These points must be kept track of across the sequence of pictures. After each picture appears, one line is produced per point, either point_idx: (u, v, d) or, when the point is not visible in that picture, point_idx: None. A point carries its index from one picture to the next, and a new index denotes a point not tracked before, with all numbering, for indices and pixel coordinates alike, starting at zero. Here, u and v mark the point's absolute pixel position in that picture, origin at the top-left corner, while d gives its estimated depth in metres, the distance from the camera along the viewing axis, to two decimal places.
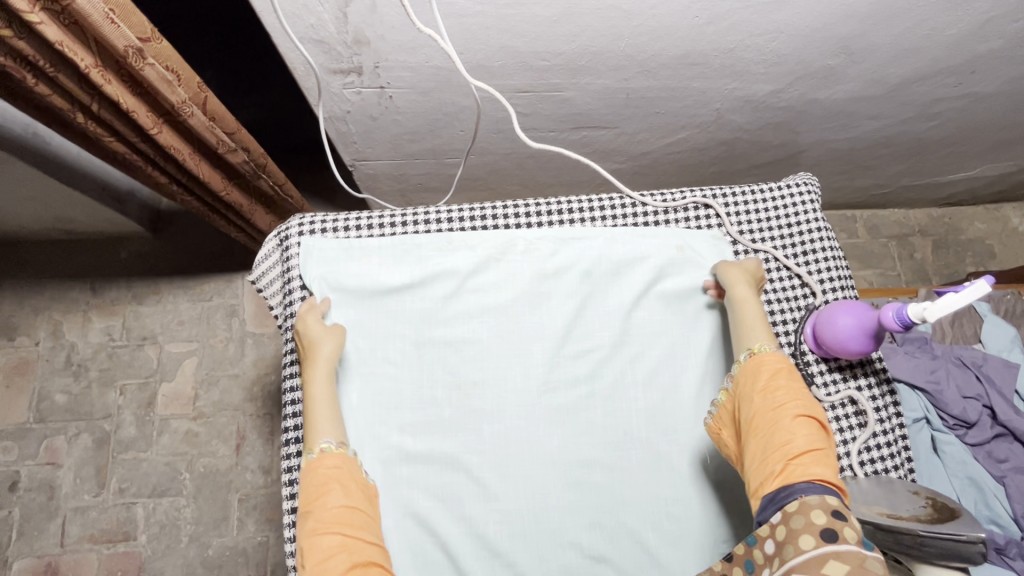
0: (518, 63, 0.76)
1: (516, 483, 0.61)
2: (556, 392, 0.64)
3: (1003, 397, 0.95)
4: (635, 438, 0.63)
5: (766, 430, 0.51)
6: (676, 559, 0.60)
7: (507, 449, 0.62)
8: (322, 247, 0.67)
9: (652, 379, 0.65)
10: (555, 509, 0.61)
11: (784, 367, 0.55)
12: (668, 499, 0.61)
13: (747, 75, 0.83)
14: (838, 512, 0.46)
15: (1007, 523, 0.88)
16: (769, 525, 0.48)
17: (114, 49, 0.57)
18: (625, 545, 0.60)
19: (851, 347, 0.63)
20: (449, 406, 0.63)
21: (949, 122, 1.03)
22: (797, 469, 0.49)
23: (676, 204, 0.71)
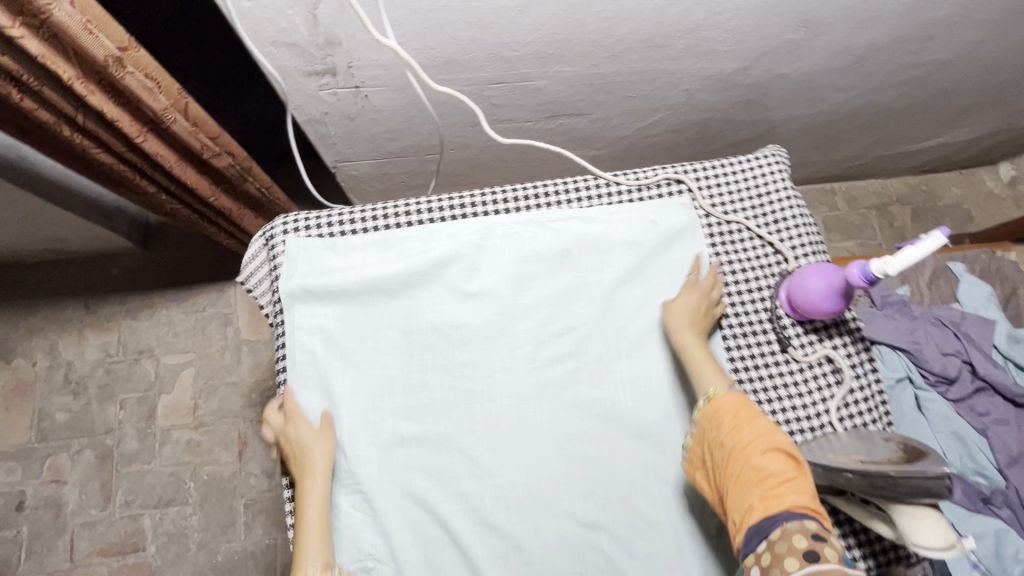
0: (488, 55, 0.77)
1: (509, 460, 0.63)
2: (543, 369, 0.66)
3: (981, 352, 0.99)
4: (623, 408, 0.65)
5: (739, 468, 0.54)
6: (666, 519, 0.63)
7: (499, 426, 0.64)
8: (306, 245, 0.68)
9: (636, 350, 0.67)
10: (548, 481, 0.63)
11: (743, 402, 0.58)
12: (656, 465, 0.64)
13: (712, 54, 0.85)
14: (818, 535, 0.49)
15: (993, 474, 0.93)
16: (756, 556, 0.50)
17: (94, 59, 0.59)
18: (617, 510, 0.63)
19: (821, 307, 0.65)
20: (440, 388, 0.65)
21: (914, 89, 1.06)
22: (774, 500, 0.52)
23: (648, 181, 0.74)
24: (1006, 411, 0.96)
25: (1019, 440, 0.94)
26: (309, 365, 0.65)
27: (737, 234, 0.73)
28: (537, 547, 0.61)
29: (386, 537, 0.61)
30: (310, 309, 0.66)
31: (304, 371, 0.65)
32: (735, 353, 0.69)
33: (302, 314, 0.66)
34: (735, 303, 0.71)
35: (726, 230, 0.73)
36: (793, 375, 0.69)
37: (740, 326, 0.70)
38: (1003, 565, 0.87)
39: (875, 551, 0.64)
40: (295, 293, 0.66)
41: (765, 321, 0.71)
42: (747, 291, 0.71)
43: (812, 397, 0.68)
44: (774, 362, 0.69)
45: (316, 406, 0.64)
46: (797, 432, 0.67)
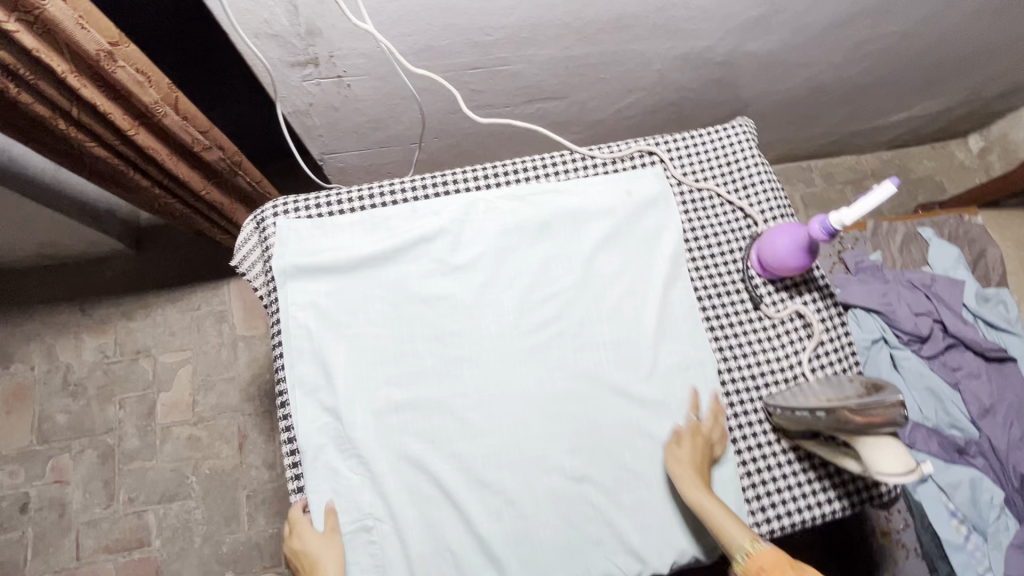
0: (463, 40, 0.81)
1: (498, 421, 0.67)
2: (528, 333, 0.69)
3: (951, 311, 1.03)
4: (605, 368, 0.69)
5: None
6: (651, 470, 0.66)
7: (488, 389, 0.67)
8: (297, 226, 0.71)
9: (616, 314, 0.70)
10: (537, 439, 0.66)
11: (778, 557, 0.61)
12: (639, 420, 0.67)
13: (680, 33, 0.89)
14: None
15: (966, 425, 0.98)
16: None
17: (87, 53, 0.62)
18: (604, 464, 0.66)
19: (790, 266, 0.69)
20: (431, 356, 0.68)
21: (877, 63, 1.10)
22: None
23: (622, 154, 0.77)
24: (977, 365, 1.01)
25: (989, 391, 0.99)
26: (303, 339, 0.68)
27: (708, 201, 0.77)
28: (529, 501, 0.65)
29: (384, 497, 0.64)
30: (302, 286, 0.69)
31: (299, 345, 0.68)
32: (710, 312, 0.73)
33: (295, 291, 0.69)
34: (709, 265, 0.75)
35: (698, 197, 0.77)
36: (766, 330, 0.72)
37: (714, 287, 0.74)
38: (978, 511, 0.93)
39: (849, 491, 0.68)
40: (288, 272, 0.69)
41: (738, 281, 0.74)
42: (719, 253, 0.75)
43: (784, 350, 0.72)
44: (747, 320, 0.73)
45: (312, 377, 0.67)
46: (771, 384, 0.71)
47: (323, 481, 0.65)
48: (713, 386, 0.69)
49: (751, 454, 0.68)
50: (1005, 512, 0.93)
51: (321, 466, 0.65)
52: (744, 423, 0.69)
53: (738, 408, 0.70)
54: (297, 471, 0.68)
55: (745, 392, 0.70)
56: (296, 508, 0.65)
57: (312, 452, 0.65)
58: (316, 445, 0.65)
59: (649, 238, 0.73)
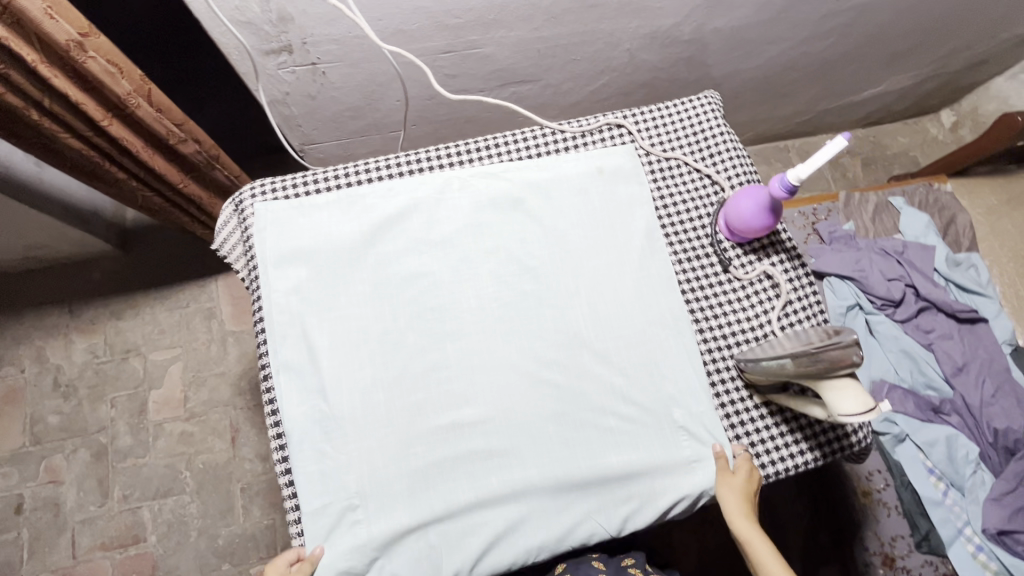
0: (433, 23, 0.83)
1: (481, 391, 0.68)
2: (507, 306, 0.71)
3: (922, 275, 1.06)
4: (584, 338, 0.70)
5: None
6: (636, 435, 0.67)
7: (470, 361, 0.69)
8: (275, 211, 0.72)
9: (595, 284, 0.72)
10: (520, 407, 0.68)
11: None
12: (620, 387, 0.69)
13: (646, 11, 0.91)
14: None
15: (940, 384, 1.01)
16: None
17: (57, 44, 0.64)
18: (587, 430, 0.67)
19: (757, 227, 0.71)
20: (412, 332, 0.69)
21: (843, 37, 1.13)
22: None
23: (591, 127, 0.80)
24: (950, 326, 1.03)
25: (961, 350, 1.02)
26: (288, 324, 0.69)
27: (677, 170, 0.79)
28: (515, 468, 0.66)
29: (371, 472, 0.65)
30: (283, 271, 0.70)
31: (283, 330, 0.69)
32: (683, 276, 0.75)
33: (277, 277, 0.70)
34: (679, 232, 0.77)
35: (666, 166, 0.79)
36: (736, 291, 0.75)
37: (685, 252, 0.76)
38: (955, 468, 0.95)
39: (821, 442, 0.70)
40: (270, 257, 0.70)
41: (707, 246, 0.76)
42: (689, 219, 0.77)
43: (754, 310, 0.74)
44: (718, 282, 0.75)
45: (297, 360, 0.68)
46: (743, 342, 0.73)
47: (311, 463, 0.65)
48: (691, 347, 0.71)
49: (729, 414, 0.70)
50: (981, 467, 0.95)
51: (307, 448, 0.66)
52: (720, 381, 0.71)
53: (713, 368, 0.72)
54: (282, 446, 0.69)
55: (719, 353, 0.72)
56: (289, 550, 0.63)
57: (298, 435, 0.66)
58: (303, 428, 0.66)
59: (621, 207, 0.75)
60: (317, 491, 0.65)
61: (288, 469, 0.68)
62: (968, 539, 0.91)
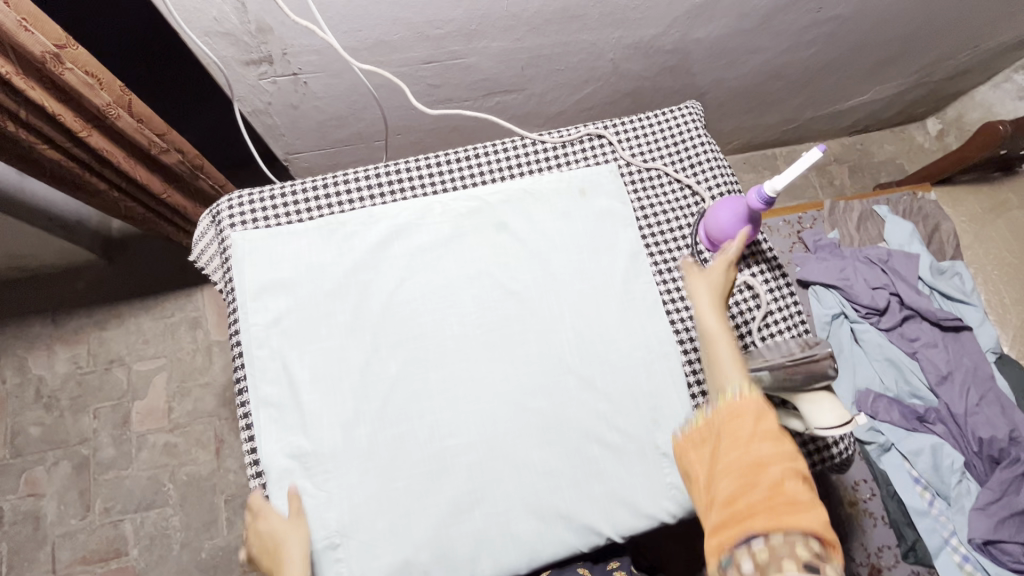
0: (414, 34, 0.83)
1: (464, 419, 0.66)
2: (490, 330, 0.70)
3: (907, 284, 1.06)
4: (568, 362, 0.69)
5: (754, 473, 0.50)
6: (621, 464, 0.67)
7: (454, 390, 0.67)
8: (251, 239, 0.69)
9: (579, 307, 0.71)
10: (506, 436, 0.66)
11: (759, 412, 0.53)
12: (605, 412, 0.68)
13: (628, 22, 0.92)
14: (821, 556, 0.44)
15: (925, 393, 1.01)
16: (745, 557, 0.46)
17: (32, 55, 0.64)
18: (572, 456, 0.66)
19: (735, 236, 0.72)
20: (394, 361, 0.67)
21: (825, 48, 1.13)
22: (782, 510, 0.46)
23: (572, 137, 0.79)
24: (935, 334, 1.03)
25: (946, 359, 1.01)
26: (268, 360, 0.66)
27: (657, 180, 0.79)
28: (499, 502, 0.64)
29: (352, 510, 0.63)
30: (263, 305, 0.68)
31: (263, 364, 0.66)
32: (664, 289, 0.74)
33: (257, 309, 0.67)
34: (660, 243, 0.77)
35: (647, 177, 0.79)
36: None
37: (665, 263, 0.76)
38: (941, 477, 0.95)
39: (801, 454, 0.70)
40: (249, 285, 0.68)
41: (688, 256, 0.76)
42: (669, 231, 0.77)
43: (734, 320, 0.74)
44: None
45: (276, 395, 0.65)
46: None
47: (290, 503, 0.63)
48: (674, 364, 0.70)
49: None
50: (966, 476, 0.95)
51: (288, 485, 0.63)
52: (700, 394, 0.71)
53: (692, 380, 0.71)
54: (257, 469, 0.65)
55: (699, 365, 0.72)
56: (255, 496, 0.62)
57: (277, 475, 0.63)
58: (283, 468, 0.63)
59: (603, 223, 0.75)
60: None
61: (262, 484, 0.65)
62: (954, 550, 0.91)
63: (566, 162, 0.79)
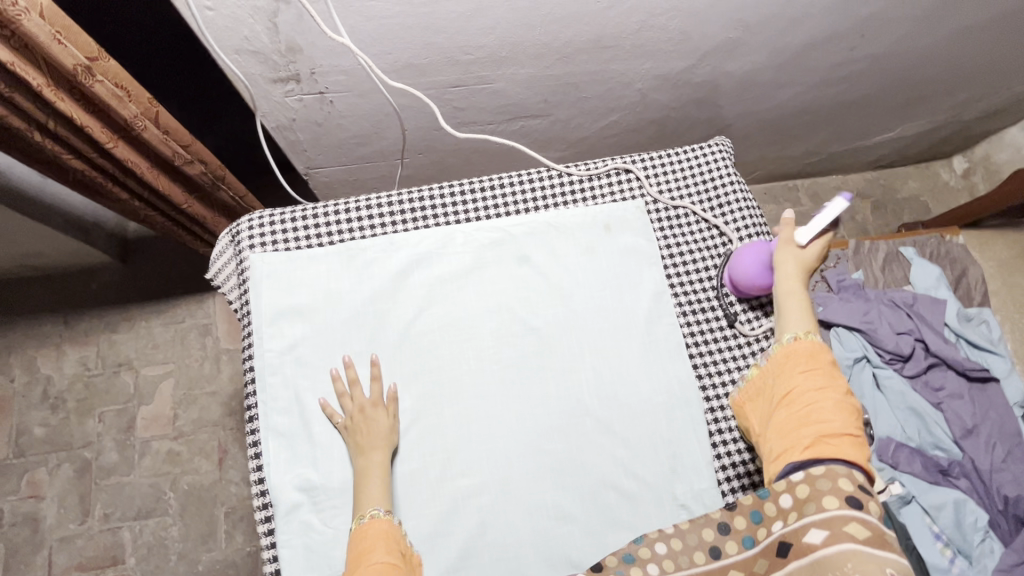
0: (443, 59, 0.82)
1: (477, 459, 0.64)
2: (508, 366, 0.68)
3: (933, 331, 1.03)
4: (587, 404, 0.67)
5: (804, 409, 0.57)
6: (638, 512, 0.64)
7: (469, 427, 0.65)
8: (270, 262, 0.69)
9: (600, 346, 0.70)
10: (520, 478, 0.64)
11: (813, 355, 0.60)
12: (623, 457, 0.66)
13: (658, 53, 0.90)
14: (864, 488, 0.51)
15: (949, 446, 0.97)
16: (790, 481, 0.54)
17: (64, 67, 0.64)
18: (588, 502, 0.64)
19: (769, 288, 0.70)
20: (408, 396, 0.66)
21: (856, 85, 1.12)
22: (826, 445, 0.54)
23: (599, 170, 0.78)
24: (960, 385, 1.01)
25: (972, 412, 0.99)
26: (281, 387, 0.65)
27: (684, 219, 0.77)
28: (510, 547, 0.62)
29: None
30: (279, 330, 0.67)
31: (275, 392, 0.65)
32: (687, 332, 0.72)
33: (273, 335, 0.66)
34: (684, 284, 0.75)
35: (673, 215, 0.77)
36: (740, 348, 0.72)
37: (690, 304, 0.74)
38: (963, 534, 0.92)
39: None
40: (266, 310, 0.67)
41: (713, 299, 0.74)
42: (695, 272, 0.75)
43: None
44: (722, 337, 0.73)
45: (287, 425, 0.64)
46: None
47: (297, 538, 0.61)
48: (696, 412, 0.68)
49: (731, 483, 0.67)
50: (989, 535, 0.92)
51: (295, 520, 0.61)
52: (722, 444, 0.68)
53: (714, 428, 0.69)
54: (263, 501, 0.63)
55: (722, 413, 0.69)
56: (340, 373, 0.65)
57: (286, 508, 0.61)
58: (292, 502, 0.61)
59: (628, 260, 0.73)
60: (300, 568, 0.60)
61: (268, 517, 0.63)
62: None
63: (592, 195, 0.77)
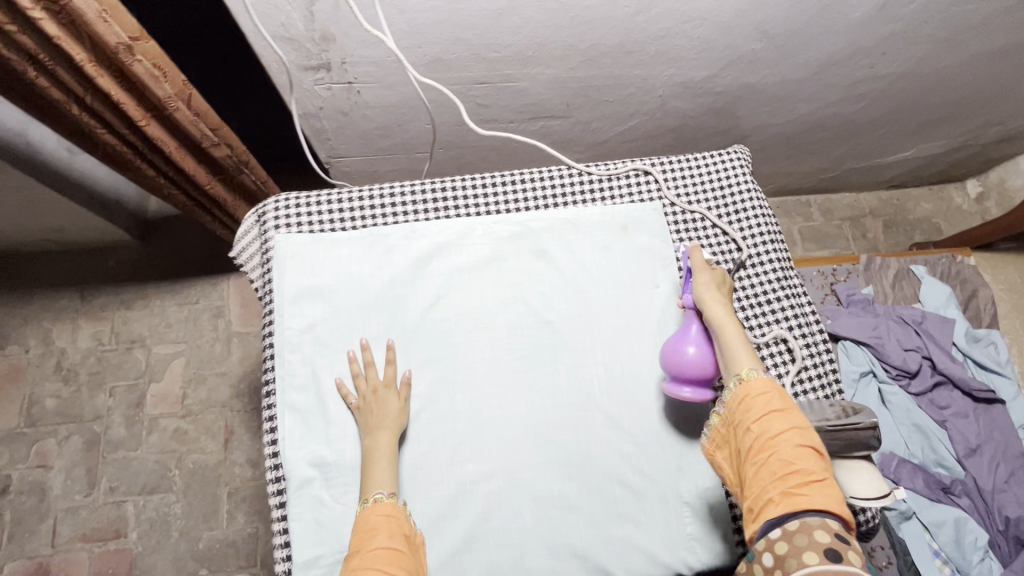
0: (471, 55, 0.84)
1: (486, 445, 0.66)
2: (520, 356, 0.69)
3: (940, 349, 1.04)
4: (597, 400, 0.68)
5: (769, 459, 0.54)
6: (642, 508, 0.65)
7: (479, 414, 0.67)
8: (294, 243, 0.70)
9: (612, 343, 0.71)
10: (527, 467, 0.65)
11: (772, 391, 0.57)
12: (630, 453, 0.67)
13: (681, 61, 0.92)
14: (840, 535, 0.49)
15: (952, 464, 0.98)
16: (769, 540, 0.51)
17: (106, 44, 0.65)
18: (593, 494, 0.65)
19: (706, 352, 0.63)
20: (422, 380, 0.67)
21: (874, 103, 1.13)
22: (798, 497, 0.52)
23: (619, 172, 0.79)
24: (965, 405, 1.01)
25: (976, 431, 0.99)
26: (298, 365, 0.67)
27: (699, 223, 0.78)
28: (515, 533, 0.63)
29: None
30: (300, 309, 0.68)
31: (293, 369, 0.66)
32: None
33: (293, 313, 0.68)
34: None
35: (689, 219, 0.78)
36: None
37: None
38: (962, 553, 0.91)
39: None
40: (288, 289, 0.69)
41: None
42: None
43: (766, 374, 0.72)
44: None
45: (303, 401, 0.66)
46: None
47: (307, 511, 0.62)
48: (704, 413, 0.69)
49: None
50: (988, 555, 0.92)
51: (306, 494, 0.62)
52: None
53: None
54: (276, 473, 0.64)
55: None
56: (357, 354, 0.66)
57: (297, 482, 0.63)
58: (303, 476, 0.63)
59: (643, 261, 0.74)
60: (310, 542, 0.61)
61: (280, 490, 0.64)
62: None
63: (610, 195, 0.79)
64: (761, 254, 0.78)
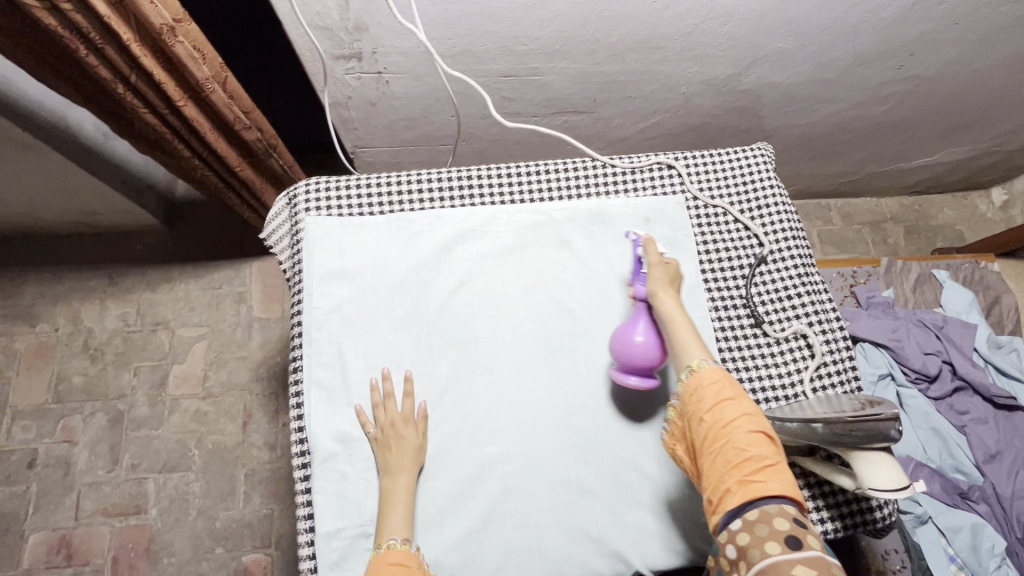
0: (499, 47, 0.85)
1: (506, 428, 0.67)
2: (541, 343, 0.70)
3: (962, 354, 1.03)
4: (615, 387, 0.69)
5: (724, 449, 0.54)
6: (657, 495, 0.66)
7: (499, 399, 0.68)
8: (323, 225, 0.72)
9: None
10: (546, 451, 0.66)
11: (723, 379, 0.58)
12: (648, 440, 0.67)
13: (707, 58, 0.92)
14: (798, 520, 0.50)
15: (970, 469, 0.97)
16: (730, 532, 0.51)
17: (152, 25, 0.68)
18: (608, 480, 0.66)
19: (653, 342, 0.63)
20: (444, 362, 0.69)
21: (899, 105, 1.12)
22: (754, 485, 0.52)
23: (643, 165, 0.80)
24: (985, 411, 1.01)
25: (996, 437, 0.98)
26: (325, 343, 0.68)
27: (721, 218, 0.79)
28: (532, 514, 0.64)
29: None
30: (327, 290, 0.70)
31: (319, 347, 0.68)
32: (717, 326, 0.74)
33: (321, 293, 0.70)
34: (718, 280, 0.76)
35: (711, 213, 0.79)
36: (769, 346, 0.73)
37: (722, 300, 0.75)
38: (979, 559, 0.90)
39: (842, 512, 0.66)
40: (317, 270, 0.70)
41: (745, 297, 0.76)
42: (728, 269, 0.77)
43: (785, 368, 0.72)
44: (752, 335, 0.74)
45: (328, 379, 0.67)
46: (773, 399, 0.71)
47: (331, 485, 0.64)
48: None
49: None
50: (1006, 563, 0.90)
51: (330, 469, 0.64)
52: None
53: None
54: (302, 446, 0.66)
55: None
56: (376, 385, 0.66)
57: (322, 456, 0.64)
58: (328, 451, 0.64)
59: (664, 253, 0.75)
60: (332, 515, 0.63)
61: (304, 462, 0.66)
62: None
63: (633, 188, 0.80)
64: (782, 250, 0.78)
